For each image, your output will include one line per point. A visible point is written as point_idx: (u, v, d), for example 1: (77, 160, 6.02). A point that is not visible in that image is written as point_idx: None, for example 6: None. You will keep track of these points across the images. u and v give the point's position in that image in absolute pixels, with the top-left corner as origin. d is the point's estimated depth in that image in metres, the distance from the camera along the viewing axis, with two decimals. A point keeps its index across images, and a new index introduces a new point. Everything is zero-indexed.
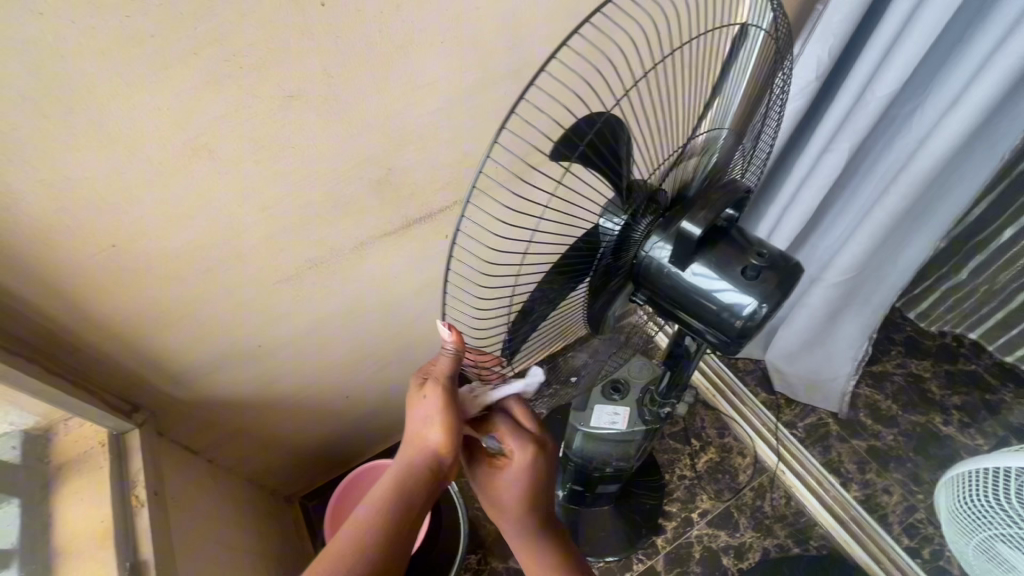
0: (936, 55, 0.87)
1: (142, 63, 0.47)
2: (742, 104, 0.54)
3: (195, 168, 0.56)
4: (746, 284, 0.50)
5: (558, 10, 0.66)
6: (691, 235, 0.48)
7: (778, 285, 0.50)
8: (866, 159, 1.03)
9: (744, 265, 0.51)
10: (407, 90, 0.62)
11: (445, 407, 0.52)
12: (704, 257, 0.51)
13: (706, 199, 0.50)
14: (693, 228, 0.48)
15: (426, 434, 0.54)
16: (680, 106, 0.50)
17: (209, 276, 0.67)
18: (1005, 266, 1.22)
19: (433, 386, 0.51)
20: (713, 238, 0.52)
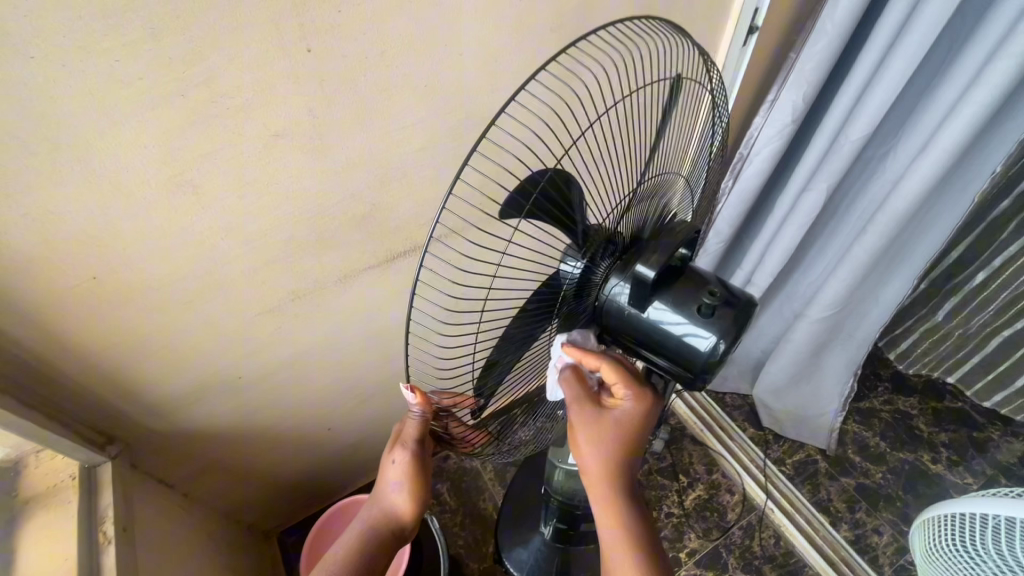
0: (905, 102, 0.92)
1: (136, 107, 0.49)
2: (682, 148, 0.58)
3: (180, 203, 0.57)
4: (704, 321, 0.51)
5: (539, 60, 0.69)
6: (645, 278, 0.49)
7: (734, 323, 0.51)
8: (845, 199, 1.06)
9: (700, 303, 0.51)
10: (393, 132, 0.65)
11: (410, 467, 0.64)
12: (662, 297, 0.52)
13: (659, 239, 0.52)
14: (647, 271, 0.49)
15: (391, 494, 0.67)
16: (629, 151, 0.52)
17: (192, 308, 0.67)
18: (979, 309, 1.23)
19: (401, 449, 0.63)
20: (670, 278, 0.53)
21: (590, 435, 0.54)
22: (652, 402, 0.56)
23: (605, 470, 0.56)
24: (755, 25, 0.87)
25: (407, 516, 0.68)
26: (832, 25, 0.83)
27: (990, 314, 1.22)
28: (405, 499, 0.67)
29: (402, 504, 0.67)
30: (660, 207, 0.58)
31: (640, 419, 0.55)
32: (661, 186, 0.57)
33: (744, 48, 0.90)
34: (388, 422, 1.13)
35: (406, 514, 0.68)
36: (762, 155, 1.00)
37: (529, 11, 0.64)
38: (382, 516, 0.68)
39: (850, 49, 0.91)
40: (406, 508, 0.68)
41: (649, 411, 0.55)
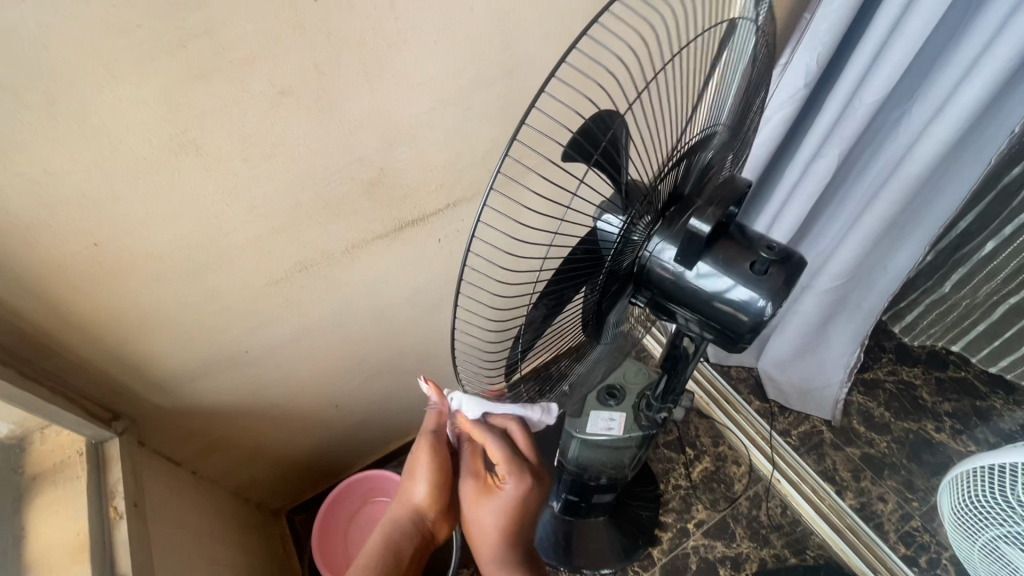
0: (922, 63, 0.90)
1: (129, 56, 0.46)
2: (737, 99, 0.55)
3: (180, 164, 0.54)
4: (757, 280, 0.49)
5: (552, 13, 0.66)
6: (700, 231, 0.48)
7: (786, 283, 0.49)
8: (855, 167, 1.05)
9: (753, 260, 0.50)
10: (401, 91, 0.62)
11: (431, 459, 0.73)
12: (709, 256, 0.50)
13: (709, 198, 0.50)
14: (701, 225, 0.48)
15: (416, 493, 0.75)
16: (679, 102, 0.50)
17: (195, 278, 0.65)
18: (987, 279, 1.17)
19: (419, 443, 0.73)
20: (717, 236, 0.51)
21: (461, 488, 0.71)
22: (529, 488, 0.68)
23: (491, 544, 0.70)
24: None
25: (431, 511, 0.76)
26: None
27: (999, 282, 1.16)
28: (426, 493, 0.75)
29: (424, 501, 0.75)
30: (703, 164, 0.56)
31: (518, 499, 0.67)
32: (707, 143, 0.54)
33: None
34: (393, 399, 1.12)
35: (427, 509, 0.76)
36: (775, 122, 0.98)
37: None
38: (406, 514, 0.76)
39: (866, 9, 0.89)
40: (426, 503, 0.76)
41: (525, 493, 0.67)
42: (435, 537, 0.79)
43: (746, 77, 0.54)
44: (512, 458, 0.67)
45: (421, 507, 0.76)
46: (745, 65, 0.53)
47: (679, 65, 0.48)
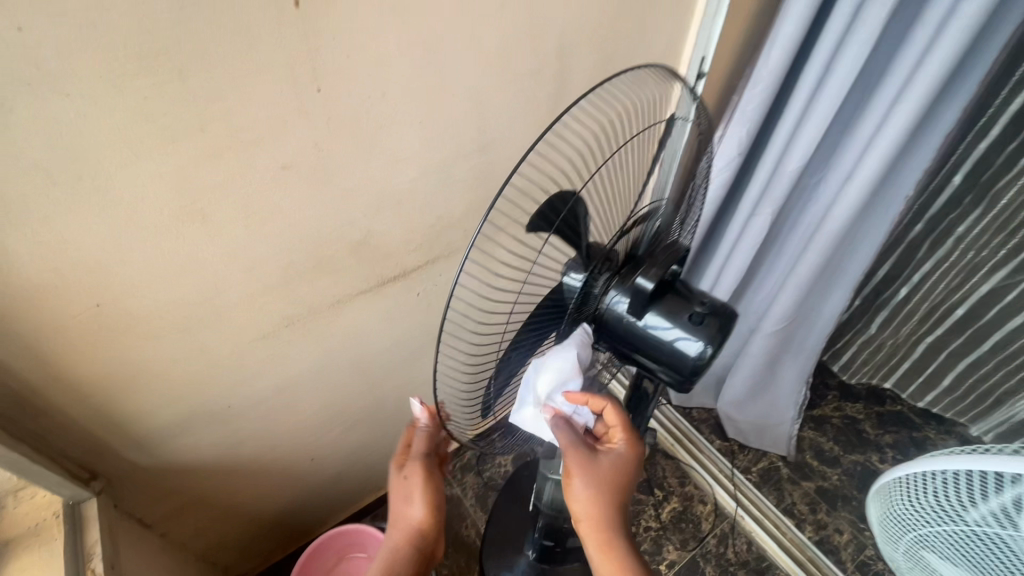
0: (833, 137, 1.05)
1: (152, 138, 0.52)
2: (678, 178, 0.66)
3: (186, 230, 0.59)
4: (694, 328, 0.56)
5: (520, 97, 0.77)
6: (645, 287, 0.56)
7: (720, 330, 0.57)
8: (788, 223, 1.19)
9: (691, 312, 0.57)
10: (389, 162, 0.70)
11: (426, 483, 0.75)
12: (657, 306, 0.58)
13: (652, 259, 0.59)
14: (646, 282, 0.56)
15: (409, 521, 0.77)
16: (627, 185, 0.61)
17: (188, 334, 0.68)
18: (905, 320, 1.27)
19: (413, 467, 0.75)
20: (663, 290, 0.59)
21: (588, 476, 0.63)
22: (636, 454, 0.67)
23: (602, 511, 0.64)
24: (703, 71, 0.98)
25: (427, 535, 0.78)
26: (767, 72, 0.96)
27: (916, 323, 1.25)
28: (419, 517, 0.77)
29: (418, 526, 0.77)
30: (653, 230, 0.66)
31: (628, 462, 0.66)
32: (654, 213, 0.65)
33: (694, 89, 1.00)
34: (370, 450, 1.13)
35: (422, 535, 0.78)
36: (716, 184, 1.12)
37: (512, 55, 0.71)
38: (403, 546, 0.77)
39: (783, 93, 1.05)
40: (422, 524, 0.78)
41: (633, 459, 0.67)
42: (432, 555, 0.81)
43: (684, 162, 0.66)
44: (630, 424, 0.67)
45: (415, 534, 0.78)
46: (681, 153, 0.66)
47: (625, 153, 0.59)
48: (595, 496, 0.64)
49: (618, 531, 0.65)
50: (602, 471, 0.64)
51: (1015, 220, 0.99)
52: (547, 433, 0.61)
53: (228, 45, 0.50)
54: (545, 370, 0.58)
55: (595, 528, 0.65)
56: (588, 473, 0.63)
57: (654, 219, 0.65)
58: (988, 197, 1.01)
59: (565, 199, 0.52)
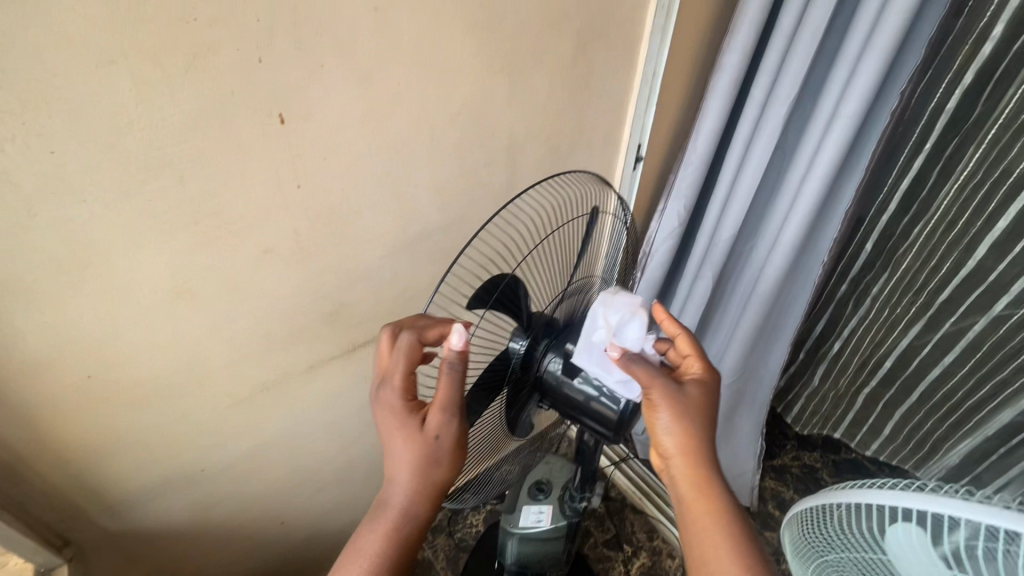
0: (759, 210, 1.19)
1: (153, 232, 0.60)
2: (606, 257, 0.77)
3: (175, 307, 0.67)
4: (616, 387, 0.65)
5: (477, 184, 0.89)
6: (572, 350, 0.65)
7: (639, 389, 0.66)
8: (729, 284, 1.31)
9: None
10: (361, 242, 0.80)
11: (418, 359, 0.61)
12: (586, 367, 0.66)
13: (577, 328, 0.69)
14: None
15: (398, 479, 0.58)
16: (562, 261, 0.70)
17: (169, 401, 0.74)
18: (842, 373, 1.38)
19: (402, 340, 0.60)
20: None
21: (677, 403, 0.62)
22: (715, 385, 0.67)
23: (694, 440, 0.62)
24: (640, 155, 1.12)
25: (430, 497, 0.59)
26: (695, 157, 1.11)
27: (851, 375, 1.36)
28: (417, 472, 0.58)
29: (414, 485, 0.58)
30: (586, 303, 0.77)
31: (711, 392, 0.65)
32: (586, 286, 0.75)
33: (634, 172, 1.14)
34: (340, 511, 1.15)
35: (421, 499, 0.59)
36: (662, 250, 1.26)
37: (469, 151, 0.84)
38: (395, 510, 0.59)
39: (713, 173, 1.20)
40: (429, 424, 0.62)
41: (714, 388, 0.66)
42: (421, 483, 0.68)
43: (611, 245, 0.77)
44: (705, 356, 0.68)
45: (410, 500, 0.59)
46: (609, 234, 0.76)
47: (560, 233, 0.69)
48: (683, 425, 0.62)
49: (714, 466, 0.62)
50: (688, 398, 0.63)
51: (914, 282, 1.11)
52: (616, 375, 0.64)
53: (222, 156, 0.60)
54: (610, 305, 0.65)
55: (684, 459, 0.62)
56: (672, 398, 0.62)
57: (584, 290, 0.75)
58: (892, 262, 1.15)
59: (503, 280, 0.61)
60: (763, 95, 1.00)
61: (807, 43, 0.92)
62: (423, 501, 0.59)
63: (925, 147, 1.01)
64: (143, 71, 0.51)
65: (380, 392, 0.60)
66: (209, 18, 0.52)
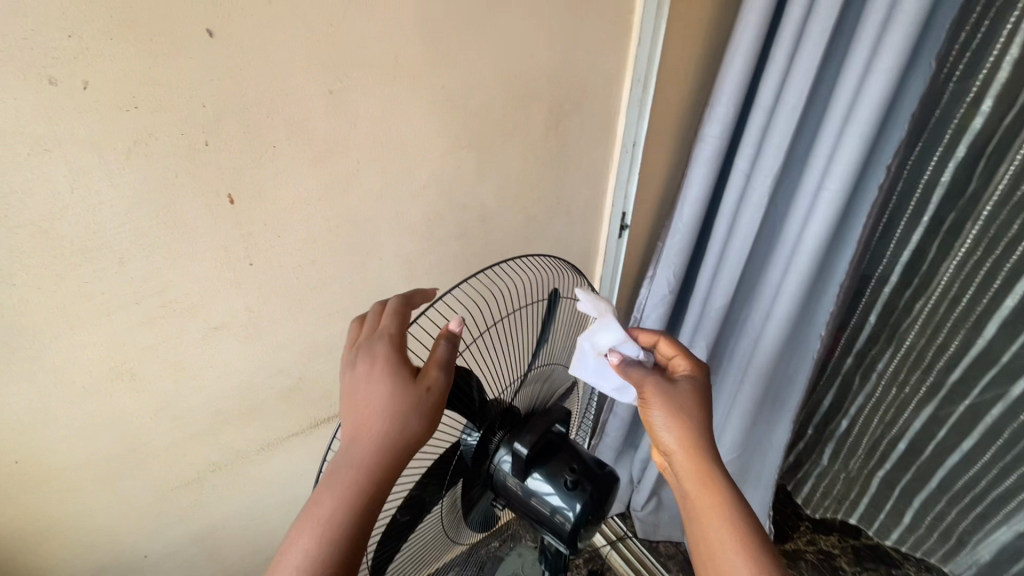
0: (751, 279, 1.15)
1: (91, 313, 0.58)
2: (564, 343, 0.74)
3: (114, 388, 0.64)
4: (570, 492, 0.59)
5: (447, 257, 0.87)
6: (522, 453, 0.59)
7: (594, 494, 0.60)
8: (726, 353, 1.25)
9: (568, 475, 0.60)
10: (320, 318, 0.77)
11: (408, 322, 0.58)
12: (539, 469, 0.60)
13: (533, 421, 0.63)
14: (521, 447, 0.60)
15: (372, 429, 0.50)
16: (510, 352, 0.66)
17: (107, 486, 0.70)
18: (852, 453, 1.28)
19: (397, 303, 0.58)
20: (548, 452, 0.62)
21: (666, 397, 0.63)
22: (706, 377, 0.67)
23: (688, 429, 0.61)
24: (625, 223, 1.09)
25: (393, 469, 0.50)
26: (682, 225, 1.08)
27: (861, 456, 1.27)
28: (392, 433, 0.50)
29: (383, 448, 0.49)
30: (547, 389, 0.71)
31: (701, 385, 0.66)
32: (548, 372, 0.71)
33: (619, 240, 1.11)
34: None
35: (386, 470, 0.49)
36: (652, 318, 1.21)
37: (436, 225, 0.82)
38: (356, 475, 0.48)
39: (703, 240, 1.17)
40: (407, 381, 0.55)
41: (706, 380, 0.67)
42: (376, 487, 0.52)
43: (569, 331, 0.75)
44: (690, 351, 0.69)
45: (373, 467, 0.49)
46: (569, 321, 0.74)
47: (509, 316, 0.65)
48: (679, 420, 0.62)
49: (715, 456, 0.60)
50: (682, 392, 0.64)
51: (923, 361, 1.05)
52: (612, 381, 0.68)
53: (168, 236, 0.59)
54: (602, 329, 0.65)
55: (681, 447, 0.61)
56: (663, 395, 0.63)
57: (546, 376, 0.70)
58: (896, 338, 1.09)
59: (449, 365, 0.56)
60: (748, 166, 0.98)
61: (788, 118, 0.90)
62: (387, 470, 0.49)
63: (922, 220, 0.96)
64: (81, 157, 0.51)
65: (368, 346, 0.54)
66: (152, 106, 0.52)
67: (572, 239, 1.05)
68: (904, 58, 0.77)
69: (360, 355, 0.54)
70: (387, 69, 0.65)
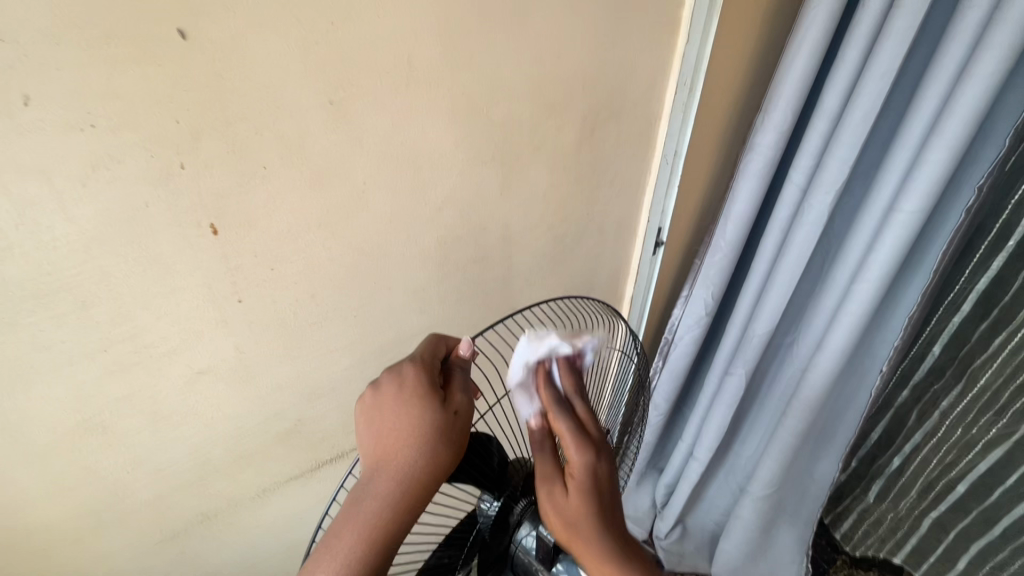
0: (799, 302, 1.03)
1: (50, 365, 0.49)
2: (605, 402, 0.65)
3: (83, 444, 0.56)
4: None
5: (464, 283, 0.77)
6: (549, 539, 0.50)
7: None
8: (767, 380, 1.14)
9: None
10: (321, 355, 0.68)
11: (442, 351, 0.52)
12: (571, 555, 0.51)
13: None
14: (547, 531, 0.50)
15: (401, 454, 0.43)
16: None
17: (80, 546, 0.62)
18: (903, 493, 1.17)
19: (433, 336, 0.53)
20: None
21: (560, 516, 0.46)
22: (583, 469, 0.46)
23: (594, 551, 0.46)
24: (661, 240, 0.98)
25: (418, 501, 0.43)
26: (724, 243, 0.97)
27: (913, 497, 1.16)
28: (424, 459, 0.43)
29: (413, 474, 0.43)
30: None
31: (594, 485, 0.47)
32: None
33: (653, 258, 1.00)
34: None
35: (413, 502, 0.43)
36: (686, 341, 1.10)
37: (453, 249, 0.73)
38: (383, 498, 0.42)
39: (746, 257, 1.06)
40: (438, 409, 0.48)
41: (588, 476, 0.46)
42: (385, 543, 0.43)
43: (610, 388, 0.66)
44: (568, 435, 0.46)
45: (400, 500, 0.42)
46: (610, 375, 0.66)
47: None
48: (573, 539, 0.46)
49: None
50: (574, 505, 0.46)
51: (999, 402, 0.93)
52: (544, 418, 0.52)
53: (138, 274, 0.50)
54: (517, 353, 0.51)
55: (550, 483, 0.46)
56: (552, 509, 0.46)
57: None
58: (967, 375, 0.97)
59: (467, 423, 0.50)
60: (804, 179, 0.87)
61: (857, 126, 0.78)
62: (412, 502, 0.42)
63: (1008, 246, 0.84)
64: (25, 188, 0.42)
65: (392, 366, 0.48)
66: (111, 125, 0.43)
67: (602, 257, 0.95)
68: (1010, 62, 0.65)
69: (383, 375, 0.47)
70: (397, 76, 0.55)
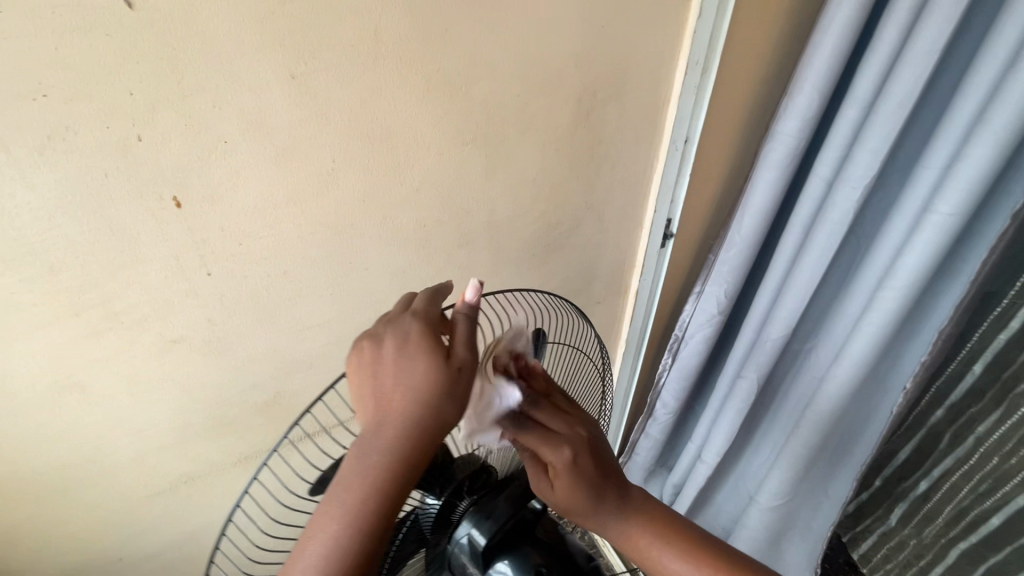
0: (822, 305, 0.95)
1: (25, 326, 0.52)
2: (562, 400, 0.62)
3: (63, 401, 0.59)
4: None
5: (448, 267, 0.76)
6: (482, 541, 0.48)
7: None
8: (783, 387, 1.07)
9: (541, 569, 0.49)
10: (297, 332, 0.69)
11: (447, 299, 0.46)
12: (506, 557, 0.49)
13: (509, 493, 0.51)
14: (479, 536, 0.48)
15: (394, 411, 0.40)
16: None
17: (68, 493, 0.66)
18: (928, 519, 1.08)
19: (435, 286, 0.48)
20: (520, 536, 0.51)
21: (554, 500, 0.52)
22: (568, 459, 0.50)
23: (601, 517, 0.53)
24: (670, 231, 0.92)
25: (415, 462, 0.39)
26: (740, 238, 0.90)
27: (939, 525, 1.06)
28: (428, 417, 0.39)
29: (410, 432, 0.39)
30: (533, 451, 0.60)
31: (582, 461, 0.51)
32: None
33: (662, 250, 0.94)
34: None
35: (418, 462, 0.40)
36: (696, 339, 1.04)
37: (435, 231, 0.71)
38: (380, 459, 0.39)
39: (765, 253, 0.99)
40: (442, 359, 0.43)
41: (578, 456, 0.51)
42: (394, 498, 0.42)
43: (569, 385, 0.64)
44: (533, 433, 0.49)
45: (403, 458, 0.39)
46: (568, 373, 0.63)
47: None
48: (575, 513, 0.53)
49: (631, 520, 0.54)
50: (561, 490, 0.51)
51: None
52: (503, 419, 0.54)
53: (103, 243, 0.51)
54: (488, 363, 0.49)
55: (624, 543, 0.54)
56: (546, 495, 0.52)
57: None
58: (1009, 401, 0.86)
59: None
60: (832, 170, 0.78)
61: (893, 111, 0.69)
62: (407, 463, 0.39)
63: None
64: None
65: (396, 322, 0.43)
66: (63, 95, 0.43)
67: (602, 246, 0.90)
68: None
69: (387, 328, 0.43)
70: (363, 50, 0.53)
